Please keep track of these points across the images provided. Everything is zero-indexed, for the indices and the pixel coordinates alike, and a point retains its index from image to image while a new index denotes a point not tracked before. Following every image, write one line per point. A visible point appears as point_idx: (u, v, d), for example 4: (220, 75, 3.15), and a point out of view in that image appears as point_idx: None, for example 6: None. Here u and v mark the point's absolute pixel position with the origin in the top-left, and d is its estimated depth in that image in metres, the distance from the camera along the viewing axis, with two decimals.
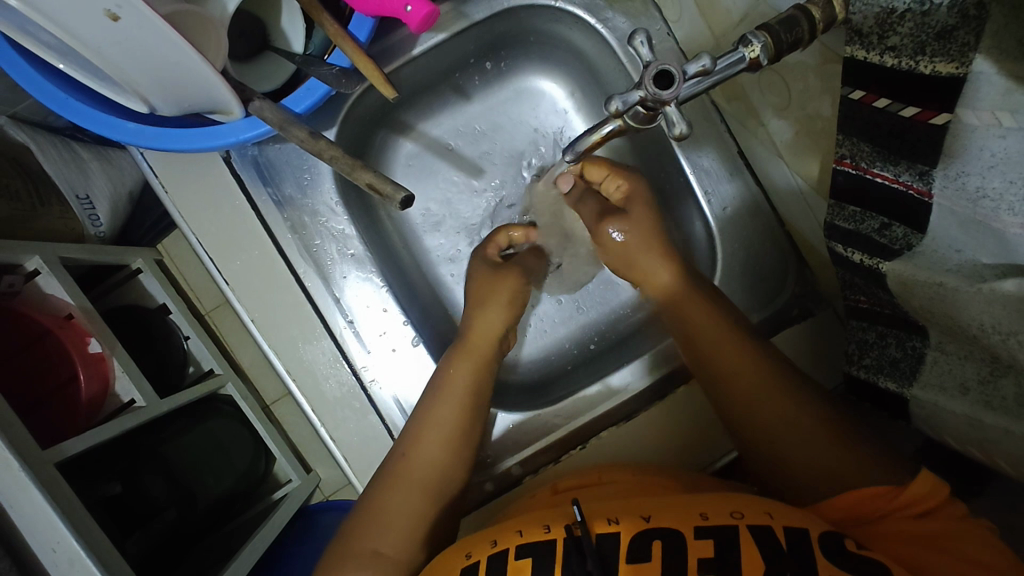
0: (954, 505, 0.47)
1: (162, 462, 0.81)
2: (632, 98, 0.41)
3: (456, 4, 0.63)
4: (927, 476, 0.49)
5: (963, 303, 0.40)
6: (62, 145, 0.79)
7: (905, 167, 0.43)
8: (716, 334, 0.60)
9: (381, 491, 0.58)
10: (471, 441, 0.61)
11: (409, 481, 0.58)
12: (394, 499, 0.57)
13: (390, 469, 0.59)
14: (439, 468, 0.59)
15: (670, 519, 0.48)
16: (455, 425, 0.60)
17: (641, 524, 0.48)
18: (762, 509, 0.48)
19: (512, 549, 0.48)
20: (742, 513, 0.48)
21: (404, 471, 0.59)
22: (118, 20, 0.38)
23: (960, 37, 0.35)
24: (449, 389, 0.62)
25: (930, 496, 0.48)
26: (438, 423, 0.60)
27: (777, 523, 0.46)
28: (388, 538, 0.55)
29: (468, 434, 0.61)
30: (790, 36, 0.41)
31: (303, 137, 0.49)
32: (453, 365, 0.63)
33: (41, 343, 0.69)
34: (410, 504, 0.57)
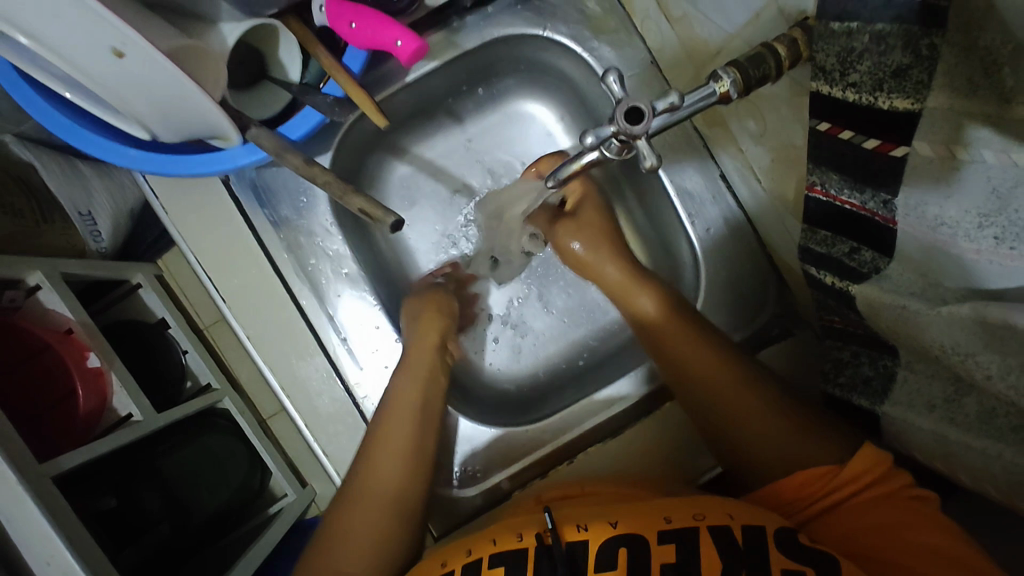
0: (901, 475, 0.50)
1: (159, 479, 0.84)
2: (605, 132, 0.43)
3: (448, 34, 0.66)
4: (870, 450, 0.51)
5: (923, 324, 0.42)
6: (62, 161, 0.81)
7: (871, 195, 0.45)
8: (690, 341, 0.61)
9: (342, 507, 0.58)
10: (428, 442, 0.61)
11: (367, 494, 0.57)
12: (355, 516, 0.57)
13: (351, 488, 0.58)
14: (399, 481, 0.58)
15: (635, 524, 0.49)
16: (405, 428, 0.60)
17: (609, 530, 0.49)
18: (724, 509, 0.50)
19: (484, 560, 0.50)
20: (704, 515, 0.50)
21: (359, 489, 0.58)
22: (123, 56, 0.40)
23: (913, 75, 0.38)
24: (398, 396, 0.62)
25: (875, 468, 0.51)
26: (392, 432, 0.60)
27: (737, 523, 0.49)
28: (355, 557, 0.55)
29: (422, 439, 0.60)
30: (756, 73, 0.43)
31: (299, 164, 0.51)
32: (402, 370, 0.63)
33: (41, 358, 0.71)
34: (373, 520, 0.56)
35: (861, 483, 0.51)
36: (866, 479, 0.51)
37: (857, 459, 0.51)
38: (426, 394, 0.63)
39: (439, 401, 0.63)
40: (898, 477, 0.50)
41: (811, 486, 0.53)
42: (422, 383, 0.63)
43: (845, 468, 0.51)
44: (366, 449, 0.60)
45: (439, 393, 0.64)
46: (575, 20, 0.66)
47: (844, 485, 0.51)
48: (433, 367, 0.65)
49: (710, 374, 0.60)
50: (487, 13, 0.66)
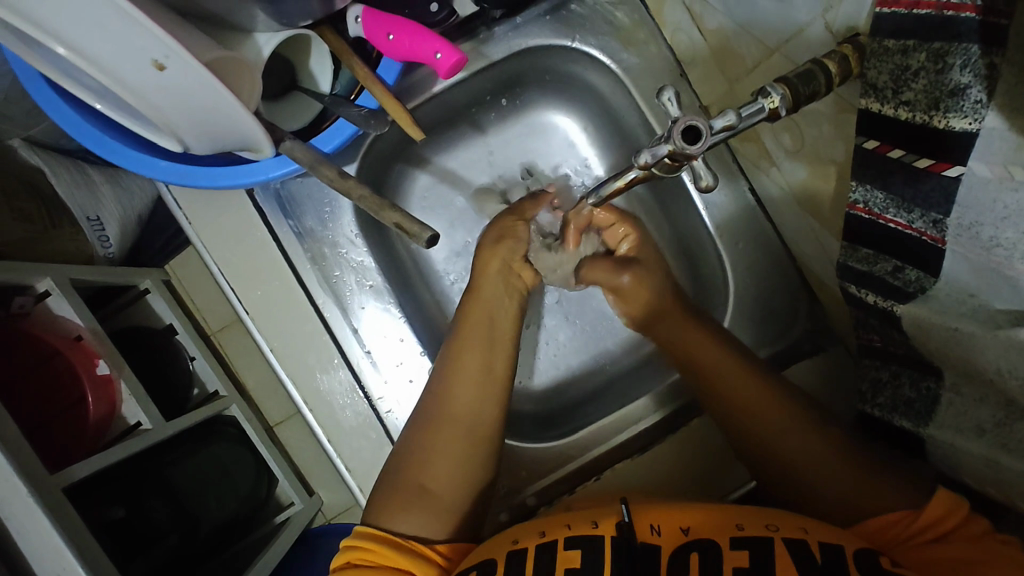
0: (978, 522, 0.47)
1: (166, 486, 0.81)
2: (661, 151, 0.42)
3: (476, 44, 0.65)
4: (949, 496, 0.48)
5: (979, 348, 0.41)
6: (74, 168, 0.80)
7: (919, 215, 0.44)
8: (711, 347, 0.63)
9: (421, 430, 0.58)
10: (500, 372, 0.61)
11: (448, 417, 0.58)
12: (437, 437, 0.57)
13: (431, 408, 0.59)
14: (475, 403, 0.59)
15: (708, 530, 0.49)
16: (478, 356, 0.61)
17: (682, 537, 0.49)
18: (796, 523, 0.49)
19: (562, 540, 0.49)
20: (777, 526, 0.49)
21: (440, 412, 0.58)
22: (165, 68, 0.39)
23: (973, 94, 0.37)
24: (467, 325, 0.63)
25: (951, 515, 0.47)
26: (466, 356, 0.60)
27: (812, 538, 0.47)
28: (437, 474, 0.56)
29: (493, 365, 0.61)
30: (807, 89, 0.42)
31: (333, 176, 0.50)
32: (471, 298, 0.65)
33: (51, 363, 0.70)
34: (453, 439, 0.57)
35: (936, 524, 0.48)
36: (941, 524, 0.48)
37: (937, 503, 0.48)
38: (496, 319, 0.64)
39: (508, 328, 0.64)
40: (977, 523, 0.47)
41: (883, 531, 0.50)
42: (494, 315, 0.64)
43: (920, 514, 0.49)
44: (443, 373, 0.60)
45: (507, 325, 0.64)
46: (604, 31, 0.65)
47: (921, 525, 0.48)
48: (503, 294, 0.65)
49: (732, 382, 0.61)
50: (516, 23, 0.65)
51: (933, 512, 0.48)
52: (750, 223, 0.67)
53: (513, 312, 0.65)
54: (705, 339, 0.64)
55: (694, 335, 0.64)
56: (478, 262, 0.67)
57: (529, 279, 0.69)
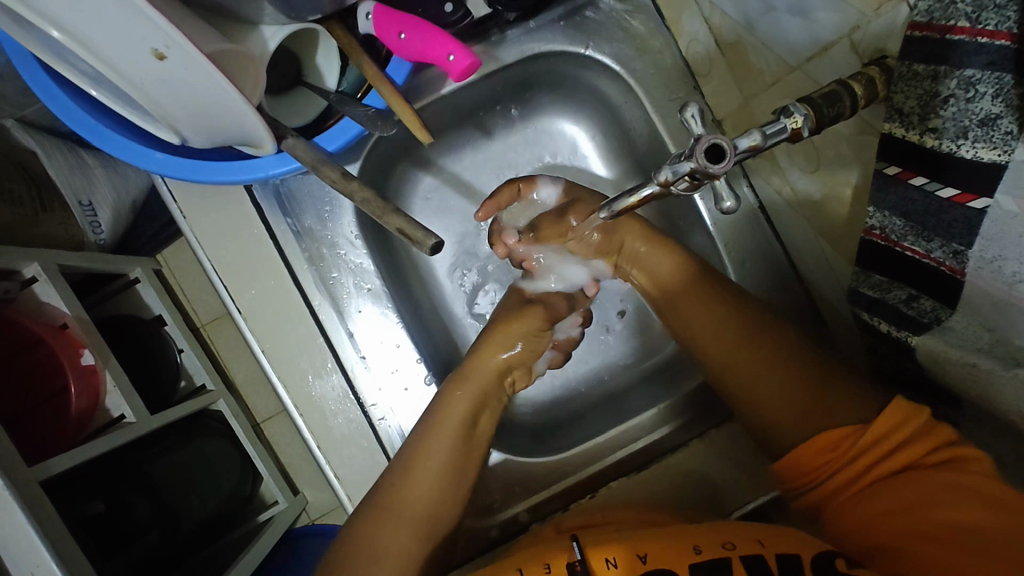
0: (940, 428, 0.47)
1: (145, 479, 0.77)
2: (682, 168, 0.40)
3: (488, 46, 0.63)
4: (905, 403, 0.48)
5: (996, 385, 0.40)
6: (68, 151, 0.77)
7: (939, 244, 0.42)
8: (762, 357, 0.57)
9: (366, 517, 0.56)
10: (467, 472, 0.59)
11: (399, 509, 0.56)
12: (384, 528, 0.55)
13: (383, 497, 0.57)
14: (433, 500, 0.57)
15: (669, 562, 0.48)
16: (447, 452, 0.59)
17: (640, 565, 0.48)
18: (753, 536, 0.49)
19: None
20: (733, 544, 0.48)
21: (391, 502, 0.57)
22: (164, 58, 0.37)
23: (1004, 125, 0.36)
24: (442, 417, 0.60)
25: (910, 421, 0.47)
26: (431, 455, 0.58)
27: (770, 552, 0.47)
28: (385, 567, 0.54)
29: (462, 462, 0.59)
30: (831, 111, 0.41)
31: (336, 178, 0.48)
32: (452, 388, 0.62)
33: (34, 351, 0.67)
34: (403, 535, 0.55)
35: (892, 434, 0.48)
36: (899, 433, 0.48)
37: (888, 412, 0.48)
38: (477, 413, 0.61)
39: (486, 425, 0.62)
40: (936, 431, 0.47)
41: (834, 451, 0.50)
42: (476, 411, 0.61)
43: (874, 425, 0.49)
44: (405, 462, 0.58)
45: (489, 425, 0.62)
46: (618, 39, 0.64)
47: (881, 447, 0.48)
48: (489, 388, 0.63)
49: (770, 389, 0.56)
50: (530, 27, 0.63)
51: (884, 424, 0.48)
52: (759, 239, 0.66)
53: (496, 414, 0.64)
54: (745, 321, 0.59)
55: (724, 333, 0.60)
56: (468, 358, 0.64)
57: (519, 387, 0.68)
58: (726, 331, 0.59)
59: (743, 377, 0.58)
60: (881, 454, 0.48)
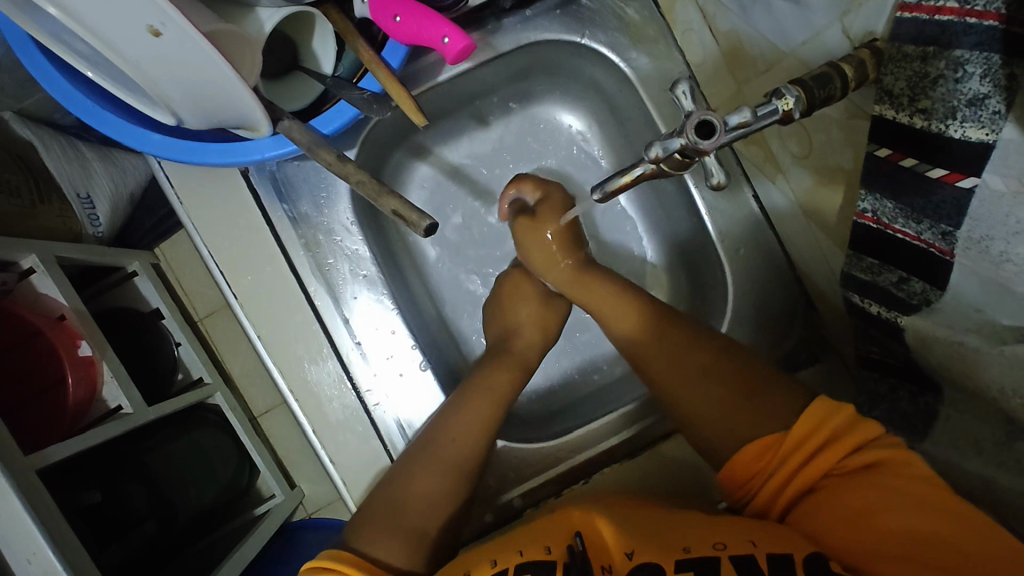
0: (864, 426, 0.48)
1: (143, 470, 0.79)
2: (672, 145, 0.41)
3: (484, 34, 0.63)
4: (825, 401, 0.50)
5: (983, 364, 0.41)
6: (66, 144, 0.78)
7: (928, 225, 0.43)
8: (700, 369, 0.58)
9: (409, 464, 0.58)
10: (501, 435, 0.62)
11: (443, 459, 0.58)
12: (426, 475, 0.57)
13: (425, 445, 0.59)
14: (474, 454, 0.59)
15: (653, 554, 0.47)
16: (490, 413, 0.61)
17: (625, 561, 0.47)
18: (746, 536, 0.47)
19: (512, 567, 0.48)
20: (724, 543, 0.46)
21: (436, 451, 0.58)
22: (160, 35, 0.37)
23: (992, 105, 0.36)
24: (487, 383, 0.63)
25: (836, 419, 0.49)
26: (474, 412, 0.61)
27: (763, 552, 0.45)
28: (421, 512, 0.56)
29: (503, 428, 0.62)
30: (822, 92, 0.41)
31: (331, 160, 0.48)
32: (503, 363, 0.66)
33: (33, 342, 0.67)
34: (442, 483, 0.58)
35: (816, 433, 0.49)
36: (825, 432, 0.48)
37: (811, 413, 0.50)
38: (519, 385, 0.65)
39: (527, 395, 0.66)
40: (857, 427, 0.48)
41: (762, 459, 0.51)
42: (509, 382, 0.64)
43: (804, 426, 0.49)
44: (446, 416, 0.60)
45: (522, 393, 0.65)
46: (614, 28, 0.64)
47: (814, 446, 0.48)
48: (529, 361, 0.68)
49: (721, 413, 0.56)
50: (526, 16, 0.64)
51: (809, 423, 0.49)
52: (751, 228, 0.67)
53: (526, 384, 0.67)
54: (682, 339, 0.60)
55: (670, 349, 0.60)
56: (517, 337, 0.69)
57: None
58: (670, 343, 0.61)
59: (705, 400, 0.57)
60: (811, 455, 0.48)
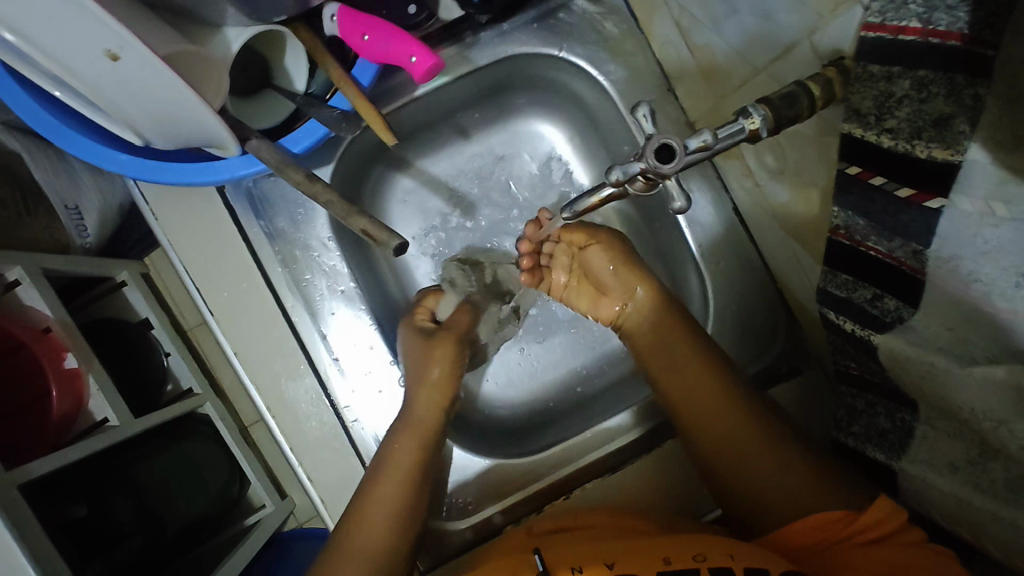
0: (915, 530, 0.48)
1: (133, 485, 0.77)
2: (632, 169, 0.41)
3: (461, 48, 0.63)
4: (888, 502, 0.49)
5: (953, 385, 0.40)
6: (52, 154, 0.75)
7: (899, 244, 0.43)
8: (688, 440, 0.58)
9: (323, 566, 0.56)
10: (415, 512, 0.59)
11: (353, 558, 0.56)
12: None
13: (337, 543, 0.57)
14: (381, 543, 0.57)
15: (633, 564, 0.50)
16: (395, 497, 0.58)
17: (605, 570, 0.50)
18: (725, 550, 0.49)
19: None
20: (706, 556, 0.49)
21: (343, 551, 0.56)
22: (118, 59, 0.37)
23: (956, 125, 0.36)
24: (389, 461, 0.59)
25: (892, 518, 0.49)
26: (377, 497, 0.58)
27: (739, 564, 0.47)
28: None
29: (410, 508, 0.58)
30: (789, 112, 0.41)
31: (300, 179, 0.48)
32: (395, 439, 0.60)
33: (14, 356, 0.66)
34: None
35: (872, 528, 0.49)
36: (879, 529, 0.49)
37: (871, 509, 0.49)
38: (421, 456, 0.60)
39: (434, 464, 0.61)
40: (912, 531, 0.48)
41: (824, 529, 0.51)
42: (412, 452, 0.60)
43: (862, 515, 0.50)
44: (355, 510, 0.58)
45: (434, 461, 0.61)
46: (592, 41, 0.64)
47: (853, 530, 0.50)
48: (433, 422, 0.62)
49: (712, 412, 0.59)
50: (503, 30, 0.63)
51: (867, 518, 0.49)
52: (734, 243, 0.66)
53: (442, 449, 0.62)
54: (687, 366, 0.61)
55: (699, 390, 0.60)
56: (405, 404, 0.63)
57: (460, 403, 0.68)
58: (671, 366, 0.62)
59: (694, 413, 0.60)
60: (858, 534, 0.49)
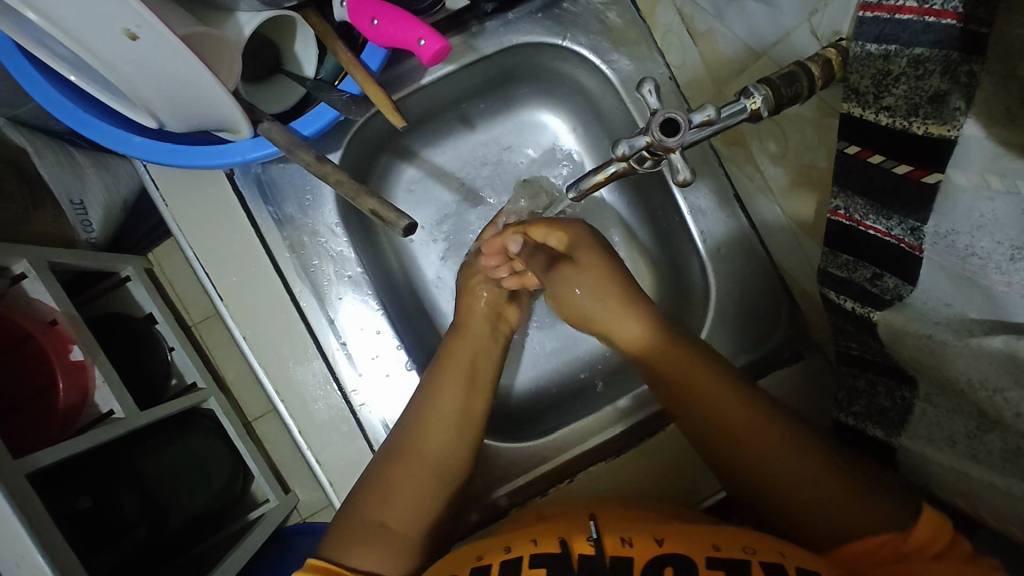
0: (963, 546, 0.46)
1: (138, 479, 0.79)
2: (639, 143, 0.43)
3: (466, 38, 0.64)
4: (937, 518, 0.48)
5: (952, 358, 0.41)
6: (58, 148, 0.76)
7: (897, 221, 0.44)
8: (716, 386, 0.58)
9: (388, 462, 0.59)
10: (476, 408, 0.63)
11: (419, 450, 0.60)
12: (404, 467, 0.59)
13: (402, 439, 0.60)
14: (447, 436, 0.61)
15: (682, 546, 0.48)
16: (460, 393, 0.62)
17: (655, 548, 0.48)
18: (774, 545, 0.49)
19: (526, 558, 0.48)
20: (753, 548, 0.48)
21: (411, 445, 0.60)
22: (137, 39, 0.38)
23: (952, 101, 0.37)
24: (451, 359, 0.64)
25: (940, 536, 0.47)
26: (441, 394, 0.62)
27: (789, 562, 0.47)
28: (396, 509, 0.57)
29: (471, 401, 0.63)
30: (789, 91, 0.42)
31: (310, 160, 0.49)
32: (456, 343, 0.66)
33: (23, 347, 0.67)
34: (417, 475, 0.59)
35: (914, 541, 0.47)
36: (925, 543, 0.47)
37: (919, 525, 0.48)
38: (477, 361, 0.65)
39: (489, 371, 0.66)
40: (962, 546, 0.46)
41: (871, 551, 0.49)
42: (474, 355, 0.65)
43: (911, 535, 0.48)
44: (416, 407, 0.62)
45: (491, 368, 0.66)
46: (595, 31, 0.65)
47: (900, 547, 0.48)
48: (488, 336, 0.68)
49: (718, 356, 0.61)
50: (507, 19, 0.65)
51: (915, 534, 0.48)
52: (735, 229, 0.67)
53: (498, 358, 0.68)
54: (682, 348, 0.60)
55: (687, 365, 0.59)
56: (460, 318, 0.69)
57: (514, 319, 0.72)
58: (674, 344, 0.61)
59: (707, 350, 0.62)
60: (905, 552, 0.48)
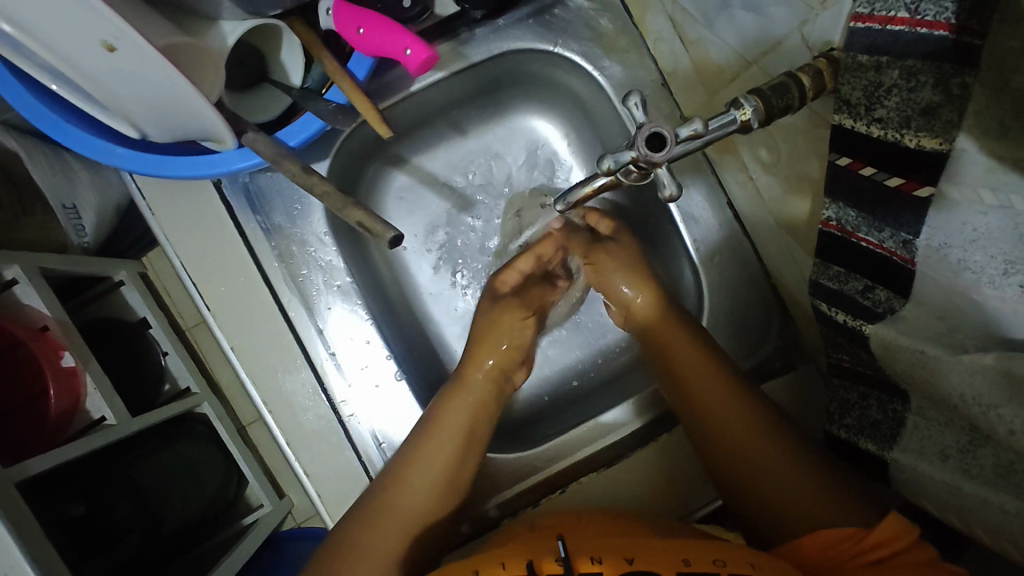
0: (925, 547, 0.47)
1: (130, 484, 0.78)
2: (624, 157, 0.42)
3: (456, 45, 0.64)
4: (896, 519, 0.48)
5: (943, 371, 0.40)
6: (49, 153, 0.75)
7: (889, 234, 0.43)
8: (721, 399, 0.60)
9: (357, 521, 0.57)
10: (462, 477, 0.60)
11: (391, 513, 0.57)
12: (374, 529, 0.56)
13: (376, 498, 0.58)
14: (424, 502, 0.58)
15: (650, 562, 0.48)
16: (448, 456, 0.59)
17: (624, 566, 0.48)
18: (743, 558, 0.48)
19: None
20: (723, 562, 0.48)
21: (384, 505, 0.57)
22: (114, 50, 0.37)
23: (944, 114, 0.36)
24: (442, 421, 0.61)
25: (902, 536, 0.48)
26: (424, 458, 0.59)
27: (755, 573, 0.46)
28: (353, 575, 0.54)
29: (458, 468, 0.60)
30: (779, 102, 0.42)
31: (296, 170, 0.48)
32: (448, 403, 0.62)
33: (12, 353, 0.66)
34: (387, 536, 0.56)
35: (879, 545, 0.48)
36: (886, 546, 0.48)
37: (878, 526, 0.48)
38: (474, 423, 0.62)
39: (484, 434, 0.63)
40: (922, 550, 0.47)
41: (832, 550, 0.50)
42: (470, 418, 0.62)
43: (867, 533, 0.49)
44: (396, 468, 0.59)
45: (487, 432, 0.63)
46: (586, 37, 0.64)
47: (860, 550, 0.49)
48: (487, 400, 0.64)
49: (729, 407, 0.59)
50: (498, 26, 0.64)
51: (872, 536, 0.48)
52: (728, 237, 0.66)
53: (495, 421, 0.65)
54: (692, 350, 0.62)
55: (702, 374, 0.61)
56: (458, 374, 0.66)
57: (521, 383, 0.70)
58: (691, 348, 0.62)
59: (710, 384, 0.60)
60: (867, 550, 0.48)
